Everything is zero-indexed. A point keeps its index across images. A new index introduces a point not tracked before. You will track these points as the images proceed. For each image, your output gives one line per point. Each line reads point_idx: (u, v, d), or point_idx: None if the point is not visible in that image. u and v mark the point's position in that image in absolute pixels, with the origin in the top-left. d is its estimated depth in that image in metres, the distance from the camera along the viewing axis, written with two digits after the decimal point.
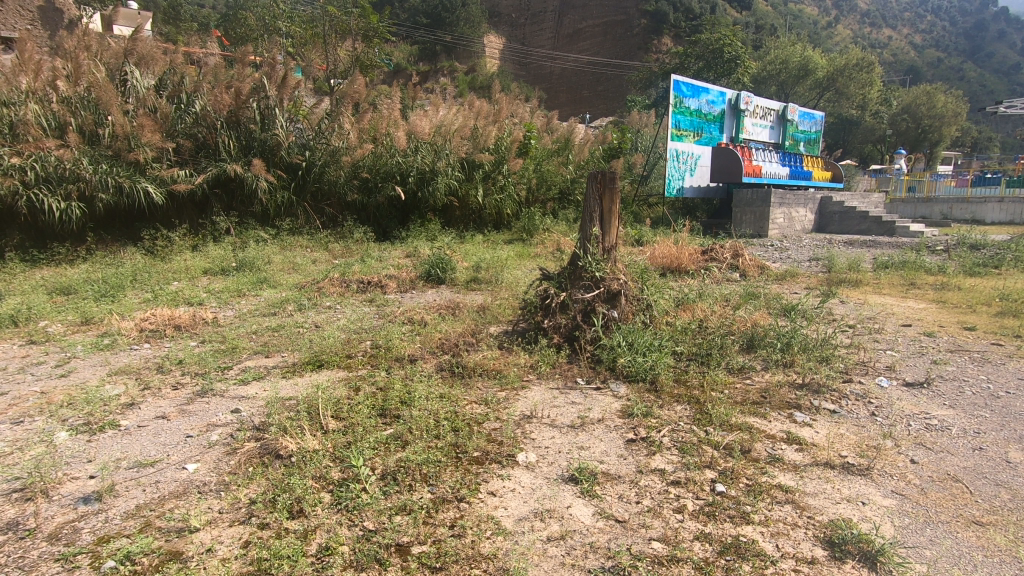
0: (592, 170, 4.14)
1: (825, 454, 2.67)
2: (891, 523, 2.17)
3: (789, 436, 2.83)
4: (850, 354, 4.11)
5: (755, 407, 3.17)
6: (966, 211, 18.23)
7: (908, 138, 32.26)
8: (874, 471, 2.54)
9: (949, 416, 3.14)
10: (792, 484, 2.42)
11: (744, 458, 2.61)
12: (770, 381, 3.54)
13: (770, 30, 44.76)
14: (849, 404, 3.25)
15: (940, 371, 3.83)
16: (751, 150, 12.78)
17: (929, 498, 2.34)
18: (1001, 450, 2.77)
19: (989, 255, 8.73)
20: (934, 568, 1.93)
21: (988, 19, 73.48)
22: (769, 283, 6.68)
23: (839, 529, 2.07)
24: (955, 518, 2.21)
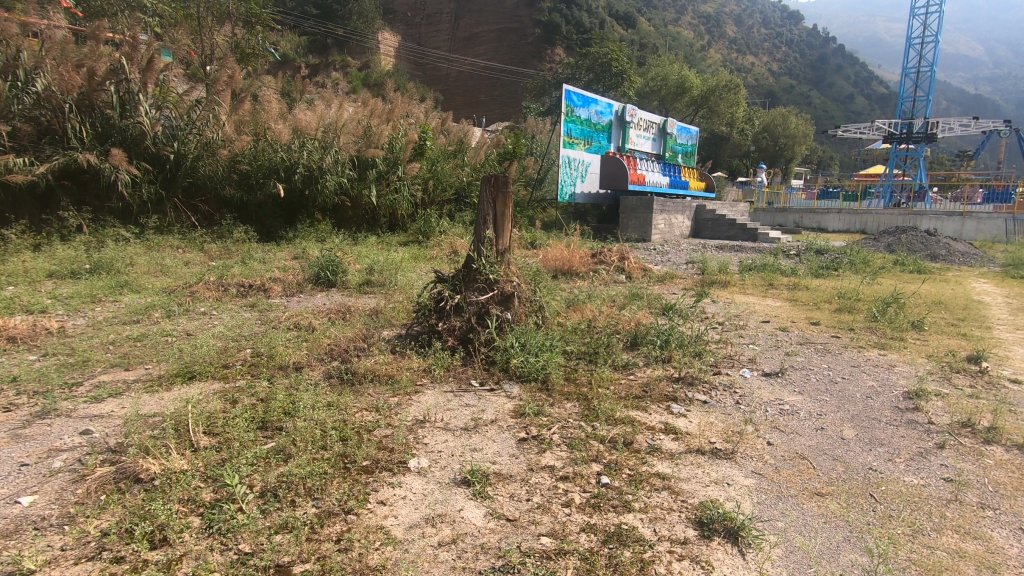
0: (486, 174, 4.16)
1: (697, 442, 2.91)
2: (750, 500, 2.41)
3: (667, 427, 3.05)
4: (719, 348, 4.52)
5: (637, 401, 3.37)
6: (813, 220, 20.86)
7: (767, 153, 36.26)
8: (737, 454, 2.80)
9: (799, 402, 3.54)
10: (668, 472, 2.60)
11: (627, 451, 2.77)
12: (651, 376, 3.79)
13: (651, 50, 48.17)
14: (717, 395, 3.57)
15: (792, 361, 4.33)
16: (635, 159, 13.63)
17: (781, 476, 2.62)
18: (838, 429, 3.19)
19: (830, 259, 10.07)
20: (788, 540, 2.16)
21: (829, 53, 84.34)
22: (651, 285, 7.16)
23: (708, 509, 2.26)
24: (801, 492, 2.51)
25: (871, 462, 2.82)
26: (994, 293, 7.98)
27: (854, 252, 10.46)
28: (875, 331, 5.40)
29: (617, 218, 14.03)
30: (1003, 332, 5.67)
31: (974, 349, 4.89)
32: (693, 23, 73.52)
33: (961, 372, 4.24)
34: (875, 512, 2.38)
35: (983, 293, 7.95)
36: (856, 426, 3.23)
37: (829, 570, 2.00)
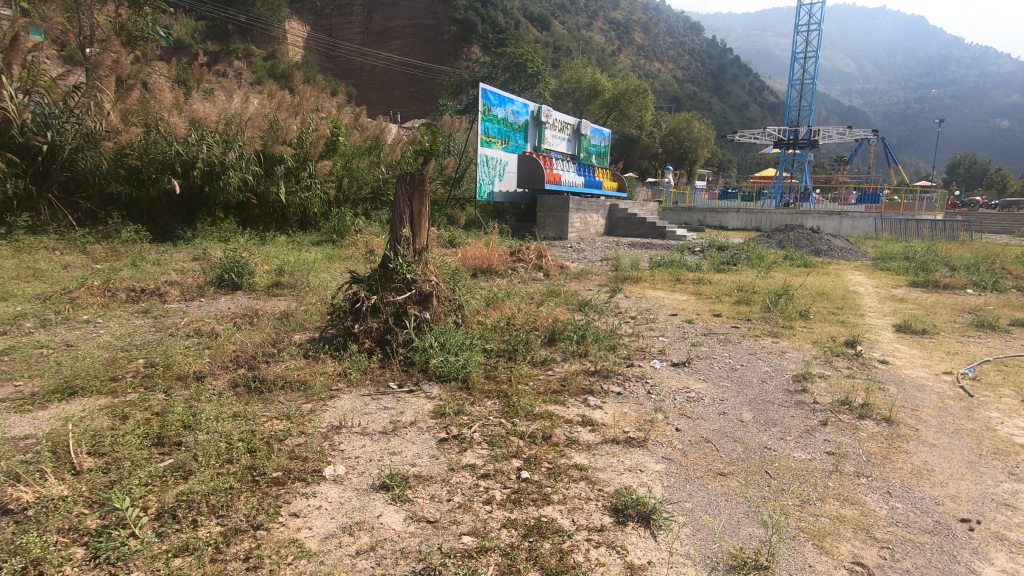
0: (401, 172, 4.08)
1: (611, 432, 3.02)
2: (660, 484, 2.55)
3: (584, 420, 3.14)
4: (632, 341, 4.73)
5: (555, 396, 3.45)
6: (715, 219, 22.30)
7: (674, 155, 38.11)
8: (649, 442, 2.94)
9: (704, 389, 3.78)
10: (585, 462, 2.69)
11: (545, 445, 2.83)
12: (568, 370, 3.89)
13: (564, 53, 49.34)
14: (630, 386, 3.73)
15: (697, 351, 4.61)
16: (551, 159, 13.91)
17: (688, 460, 2.78)
18: (738, 412, 3.43)
19: (729, 255, 10.84)
20: (694, 519, 2.30)
21: (726, 63, 90.55)
22: (567, 282, 7.35)
23: (623, 496, 2.35)
24: (707, 473, 2.68)
25: (766, 441, 3.07)
26: (866, 284, 8.93)
27: (750, 248, 11.32)
28: (769, 321, 5.88)
29: (534, 217, 14.26)
30: (874, 319, 6.36)
31: (850, 334, 5.46)
32: (604, 28, 76.08)
33: (840, 355, 4.72)
34: (770, 487, 2.59)
35: (858, 284, 8.87)
36: (753, 409, 3.50)
37: (730, 543, 2.16)
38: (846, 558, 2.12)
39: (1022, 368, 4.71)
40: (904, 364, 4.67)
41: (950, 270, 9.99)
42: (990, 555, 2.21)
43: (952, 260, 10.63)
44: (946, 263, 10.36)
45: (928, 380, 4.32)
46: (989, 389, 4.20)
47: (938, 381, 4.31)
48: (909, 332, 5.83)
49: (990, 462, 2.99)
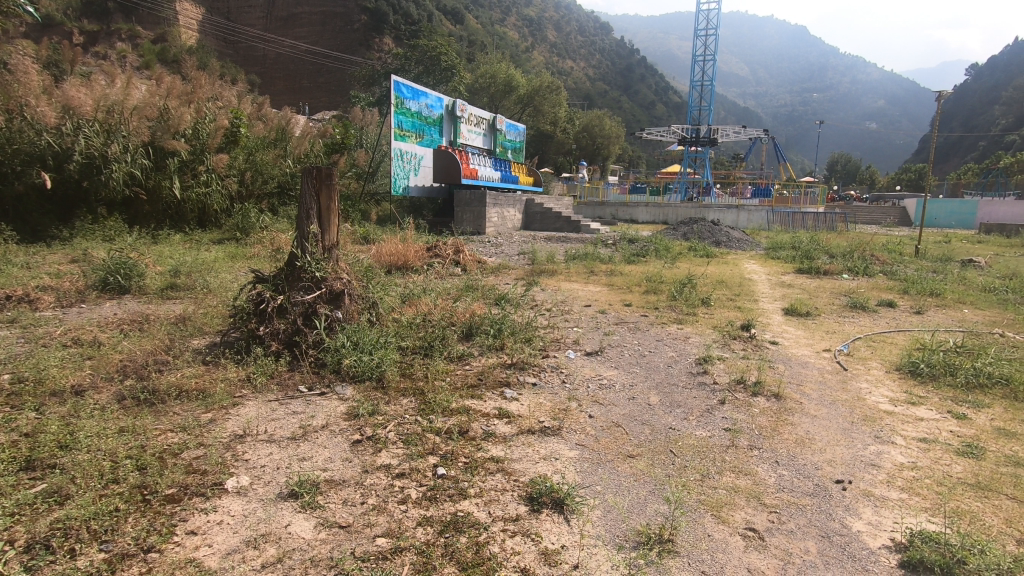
0: (307, 165, 3.89)
1: (527, 422, 3.08)
2: (573, 470, 2.63)
3: (500, 412, 3.18)
4: (547, 332, 4.83)
5: (472, 391, 3.46)
6: (626, 213, 23.18)
7: (587, 152, 39.31)
8: (563, 430, 3.03)
9: (614, 375, 3.95)
10: (501, 454, 2.72)
11: (462, 439, 2.83)
12: (485, 364, 3.91)
13: (479, 48, 49.30)
14: (546, 375, 3.82)
15: (609, 340, 4.80)
16: (467, 154, 13.84)
17: (601, 445, 2.89)
18: (646, 397, 3.61)
19: (639, 247, 11.35)
20: (605, 501, 2.40)
21: (634, 64, 94.55)
22: (485, 276, 7.38)
23: (537, 484, 2.41)
24: (618, 456, 2.79)
25: (671, 422, 3.26)
26: (760, 272, 9.68)
27: (658, 240, 11.90)
28: (675, 308, 6.23)
29: (451, 212, 14.16)
30: (766, 304, 6.92)
31: (745, 318, 5.91)
32: (518, 24, 76.71)
33: (736, 338, 5.10)
34: (675, 465, 2.75)
35: (752, 272, 9.58)
36: (660, 392, 3.70)
37: (637, 521, 2.27)
38: (739, 524, 2.30)
39: (886, 343, 5.33)
40: (791, 344, 5.14)
41: (829, 257, 11.06)
42: (859, 510, 2.48)
43: (831, 249, 11.76)
44: (825, 252, 11.46)
45: (811, 357, 4.78)
46: (860, 362, 4.72)
47: (818, 358, 4.79)
48: (796, 315, 6.40)
49: (860, 428, 3.36)
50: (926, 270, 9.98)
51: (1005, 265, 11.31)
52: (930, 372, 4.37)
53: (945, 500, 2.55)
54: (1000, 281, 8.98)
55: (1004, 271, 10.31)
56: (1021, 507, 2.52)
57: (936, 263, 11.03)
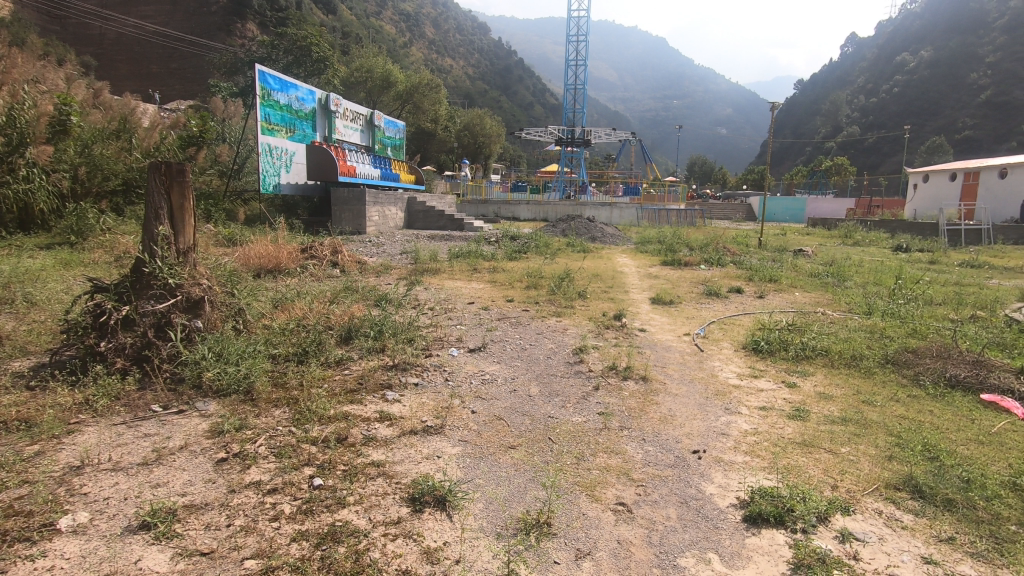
0: (153, 160, 3.55)
1: (409, 424, 3.04)
2: (455, 466, 2.65)
3: (381, 415, 3.11)
4: (430, 331, 4.80)
5: (351, 396, 3.34)
6: (507, 210, 23.61)
7: (469, 150, 39.95)
8: (446, 427, 3.04)
9: (496, 370, 4.03)
10: (381, 458, 2.66)
11: (341, 446, 2.73)
12: (366, 367, 3.80)
13: (354, 40, 47.48)
14: (428, 375, 3.80)
15: (491, 335, 4.89)
16: (343, 150, 13.17)
17: (482, 439, 2.94)
18: (527, 388, 3.73)
19: (520, 243, 11.65)
20: (485, 493, 2.45)
21: (512, 65, 96.81)
22: (365, 277, 7.16)
23: (419, 485, 2.40)
24: (499, 449, 2.86)
25: (550, 411, 3.39)
26: (630, 265, 10.41)
27: (538, 237, 12.30)
28: (553, 302, 6.48)
29: (328, 211, 13.51)
30: (636, 294, 7.45)
31: (617, 309, 6.32)
32: (394, 17, 74.65)
33: (609, 328, 5.44)
34: (553, 452, 2.88)
35: (623, 265, 10.26)
36: (539, 383, 3.85)
37: (516, 509, 2.35)
38: (611, 501, 2.47)
39: (735, 325, 5.99)
40: (657, 331, 5.59)
41: (689, 250, 12.17)
42: (712, 475, 2.77)
43: (691, 242, 12.95)
44: (685, 245, 12.60)
45: (673, 341, 5.25)
46: (714, 343, 5.27)
47: (679, 341, 5.27)
48: (661, 303, 6.98)
49: (714, 402, 3.75)
50: (767, 259, 11.35)
51: (826, 254, 13.20)
52: (768, 348, 4.99)
53: (778, 459, 2.94)
54: (822, 267, 10.46)
55: (826, 259, 12.04)
56: (834, 457, 2.98)
57: (775, 253, 12.60)
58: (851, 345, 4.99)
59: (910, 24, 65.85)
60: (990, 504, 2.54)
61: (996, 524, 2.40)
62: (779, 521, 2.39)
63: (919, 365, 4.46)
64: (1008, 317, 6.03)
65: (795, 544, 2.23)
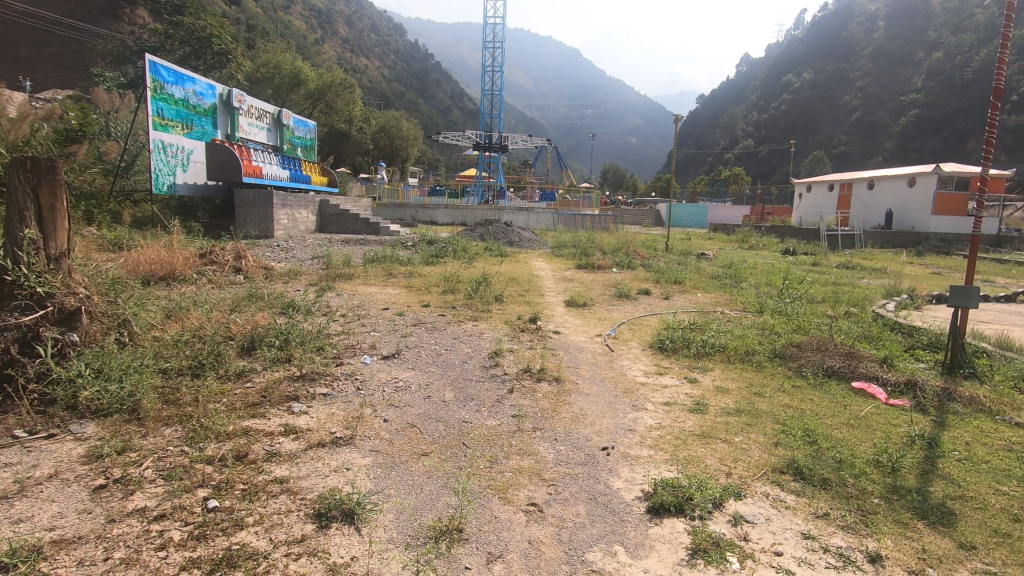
0: (16, 154, 3.17)
1: (317, 436, 2.92)
2: (366, 477, 2.58)
3: (286, 429, 2.97)
4: (341, 339, 4.64)
5: (254, 409, 3.16)
6: (425, 214, 23.35)
7: (385, 152, 39.19)
8: (356, 438, 2.95)
9: (410, 377, 3.98)
10: (285, 474, 2.53)
11: (240, 465, 2.57)
12: (270, 379, 3.60)
13: (259, 34, 45.10)
14: (339, 385, 3.66)
15: (406, 342, 4.81)
16: (249, 149, 12.33)
17: (394, 447, 2.89)
18: (441, 394, 3.70)
19: (437, 247, 11.57)
20: (395, 502, 2.40)
21: (429, 67, 96.10)
22: (271, 284, 6.83)
23: (325, 499, 2.30)
24: (411, 456, 2.82)
25: (464, 415, 3.39)
26: (546, 269, 10.64)
27: (456, 240, 12.26)
28: (471, 306, 6.49)
29: (232, 213, 12.73)
30: (551, 297, 7.62)
31: (532, 311, 6.44)
32: (304, 12, 71.53)
33: (525, 331, 5.54)
34: (466, 456, 2.88)
35: (539, 269, 10.48)
36: (454, 389, 3.81)
37: (428, 516, 2.32)
38: (522, 502, 2.51)
39: (642, 325, 6.28)
40: (570, 332, 5.75)
41: (602, 254, 12.66)
42: (619, 470, 2.88)
43: (604, 246, 13.46)
44: (598, 249, 13.06)
45: (585, 342, 5.43)
46: (623, 343, 5.51)
47: (591, 342, 5.46)
48: (575, 305, 7.18)
49: (623, 399, 3.91)
50: (673, 262, 12.03)
51: (725, 257, 14.24)
52: (671, 346, 5.29)
53: (679, 450, 3.12)
54: (721, 269, 11.24)
55: (724, 262, 12.98)
56: (729, 446, 3.21)
57: (680, 256, 13.41)
58: (744, 342, 5.39)
59: (793, 48, 72.79)
60: (857, 481, 2.83)
61: (861, 498, 2.68)
62: (679, 509, 2.53)
63: (802, 358, 4.89)
64: (875, 313, 6.78)
65: (693, 530, 2.38)
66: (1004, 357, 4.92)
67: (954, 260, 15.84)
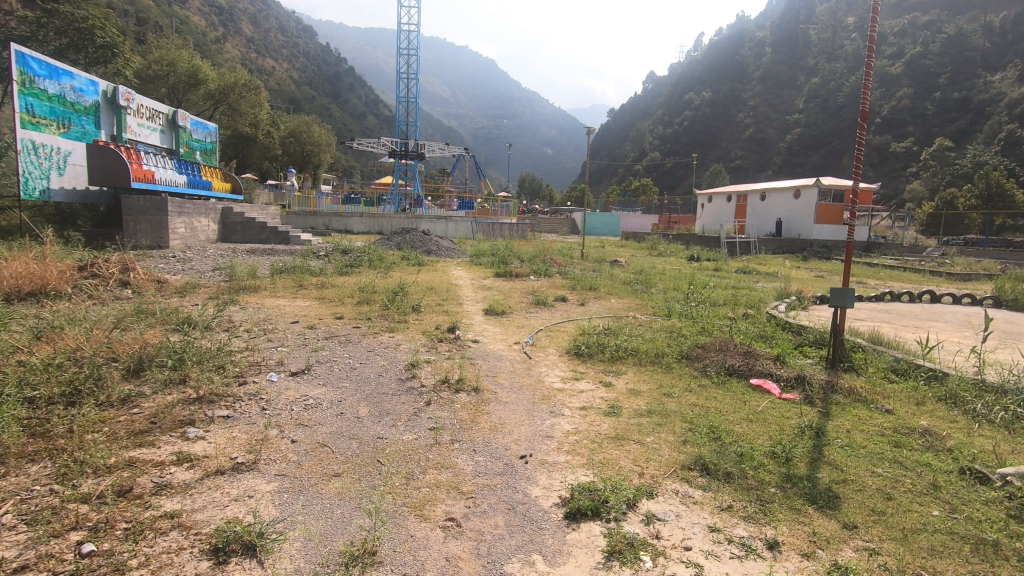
0: None
1: (215, 463, 3.03)
2: (269, 505, 2.68)
3: (179, 457, 3.05)
4: (245, 356, 4.78)
5: (141, 437, 3.23)
6: (339, 223, 22.72)
7: (295, 158, 37.85)
8: (260, 462, 3.09)
9: (322, 394, 4.18)
10: (177, 508, 2.59)
11: (122, 501, 2.61)
12: (160, 404, 3.68)
13: (152, 28, 41.99)
14: (241, 406, 3.81)
15: (317, 356, 5.01)
16: (138, 152, 11.36)
17: (303, 470, 3.04)
18: (354, 410, 3.93)
19: (353, 257, 11.44)
20: (303, 530, 2.50)
21: (342, 72, 93.67)
22: (165, 299, 6.59)
23: (223, 534, 2.35)
24: (321, 478, 2.97)
25: (379, 431, 3.61)
26: (465, 277, 10.86)
27: (372, 250, 12.16)
28: (386, 317, 6.64)
29: (118, 221, 11.81)
30: (469, 305, 7.84)
31: (450, 321, 6.64)
32: (203, 8, 67.43)
33: (442, 341, 5.79)
34: (381, 474, 3.06)
35: (458, 277, 10.71)
36: (368, 404, 4.05)
37: (338, 542, 2.42)
38: (439, 518, 2.68)
39: (559, 331, 6.61)
40: (489, 341, 6.01)
41: (520, 261, 13.07)
42: (536, 478, 3.14)
43: (521, 254, 13.88)
44: (516, 257, 13.44)
45: (504, 350, 5.72)
46: (541, 349, 5.83)
47: (510, 350, 5.76)
48: (493, 313, 7.43)
49: (540, 406, 4.22)
50: (588, 269, 12.61)
51: (636, 263, 15.14)
52: (587, 351, 5.64)
53: (595, 454, 3.43)
54: (632, 275, 11.94)
55: (635, 267, 13.82)
56: (642, 447, 3.56)
57: (594, 263, 14.12)
58: (654, 345, 5.85)
59: (693, 69, 78.39)
60: (756, 472, 3.22)
61: (760, 488, 3.05)
62: (595, 513, 2.79)
63: (706, 358, 5.40)
64: (768, 314, 7.57)
65: (608, 533, 2.62)
66: (876, 351, 5.65)
67: (833, 263, 17.80)
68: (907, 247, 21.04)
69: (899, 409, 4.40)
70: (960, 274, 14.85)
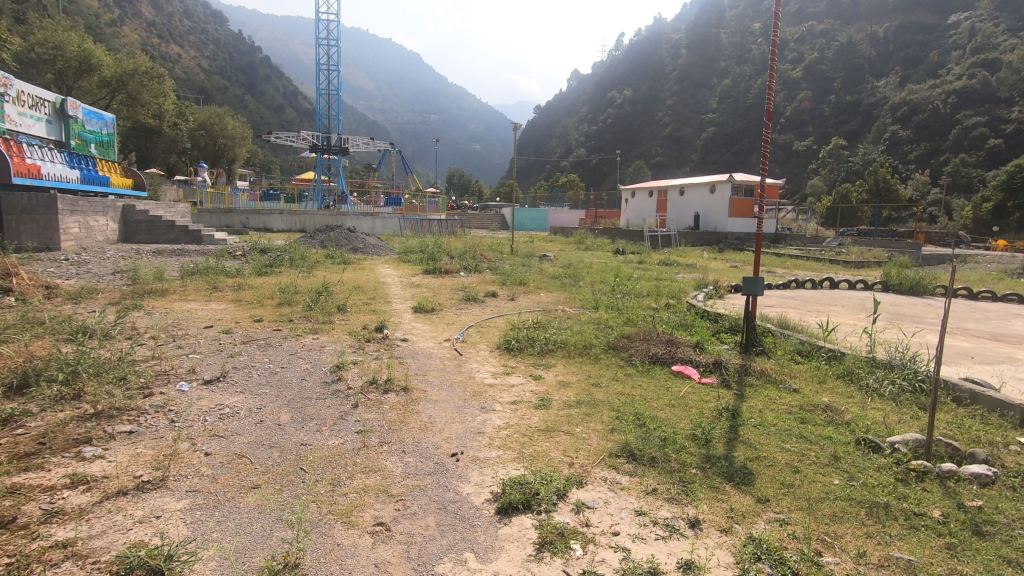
0: None
1: (117, 484, 2.88)
2: (179, 524, 2.58)
3: (73, 480, 2.87)
4: (150, 365, 4.53)
5: (27, 461, 3.02)
6: (257, 221, 21.64)
7: (206, 153, 35.63)
8: (169, 479, 2.96)
9: (238, 402, 4.04)
10: (70, 536, 2.44)
11: (3, 533, 2.42)
12: (50, 423, 3.44)
13: (33, 7, 37.93)
14: (146, 419, 3.62)
15: (233, 362, 4.82)
16: (20, 143, 10.37)
17: (218, 484, 2.95)
18: (275, 417, 3.84)
19: (272, 256, 10.99)
20: (218, 549, 2.43)
21: (257, 61, 88.92)
22: (57, 306, 6.09)
23: (124, 559, 2.22)
24: (238, 491, 2.90)
25: (302, 438, 3.55)
26: (393, 275, 10.73)
27: (293, 249, 11.74)
28: (310, 319, 6.46)
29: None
30: (397, 304, 7.78)
31: (378, 321, 6.57)
32: None
33: (370, 341, 5.74)
34: (305, 482, 3.02)
35: (386, 275, 10.57)
36: (290, 410, 3.97)
37: (257, 558, 2.37)
38: (368, 524, 2.69)
39: (489, 327, 6.72)
40: (419, 339, 6.02)
41: (449, 258, 13.05)
42: (468, 475, 3.22)
43: (451, 250, 13.87)
44: (446, 253, 13.41)
45: (434, 348, 5.75)
46: (472, 346, 5.92)
47: (440, 347, 5.79)
48: (423, 311, 7.42)
49: (472, 403, 4.30)
50: (517, 264, 12.79)
51: (565, 257, 15.53)
52: (517, 346, 5.78)
53: (526, 448, 3.56)
54: (561, 269, 12.24)
55: (562, 261, 14.17)
56: (571, 437, 3.73)
57: (524, 258, 14.34)
58: (582, 337, 6.09)
59: (615, 68, 80.93)
60: (678, 455, 3.47)
61: (682, 470, 3.30)
62: (527, 505, 2.90)
63: (631, 348, 5.68)
64: (688, 303, 8.04)
65: (539, 525, 2.74)
66: (783, 335, 6.18)
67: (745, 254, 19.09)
68: (809, 238, 22.93)
69: (805, 387, 4.85)
70: (854, 262, 16.36)
